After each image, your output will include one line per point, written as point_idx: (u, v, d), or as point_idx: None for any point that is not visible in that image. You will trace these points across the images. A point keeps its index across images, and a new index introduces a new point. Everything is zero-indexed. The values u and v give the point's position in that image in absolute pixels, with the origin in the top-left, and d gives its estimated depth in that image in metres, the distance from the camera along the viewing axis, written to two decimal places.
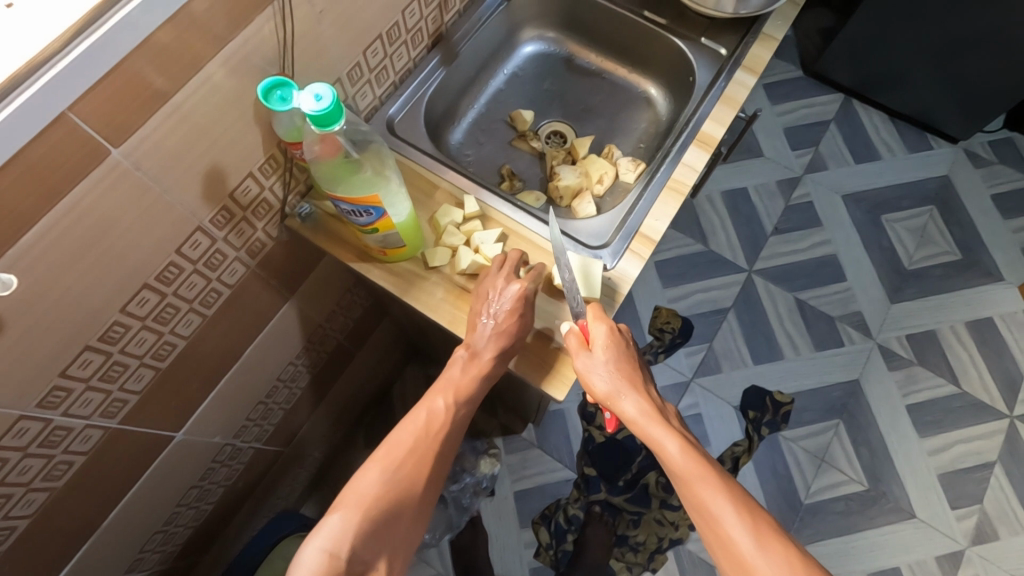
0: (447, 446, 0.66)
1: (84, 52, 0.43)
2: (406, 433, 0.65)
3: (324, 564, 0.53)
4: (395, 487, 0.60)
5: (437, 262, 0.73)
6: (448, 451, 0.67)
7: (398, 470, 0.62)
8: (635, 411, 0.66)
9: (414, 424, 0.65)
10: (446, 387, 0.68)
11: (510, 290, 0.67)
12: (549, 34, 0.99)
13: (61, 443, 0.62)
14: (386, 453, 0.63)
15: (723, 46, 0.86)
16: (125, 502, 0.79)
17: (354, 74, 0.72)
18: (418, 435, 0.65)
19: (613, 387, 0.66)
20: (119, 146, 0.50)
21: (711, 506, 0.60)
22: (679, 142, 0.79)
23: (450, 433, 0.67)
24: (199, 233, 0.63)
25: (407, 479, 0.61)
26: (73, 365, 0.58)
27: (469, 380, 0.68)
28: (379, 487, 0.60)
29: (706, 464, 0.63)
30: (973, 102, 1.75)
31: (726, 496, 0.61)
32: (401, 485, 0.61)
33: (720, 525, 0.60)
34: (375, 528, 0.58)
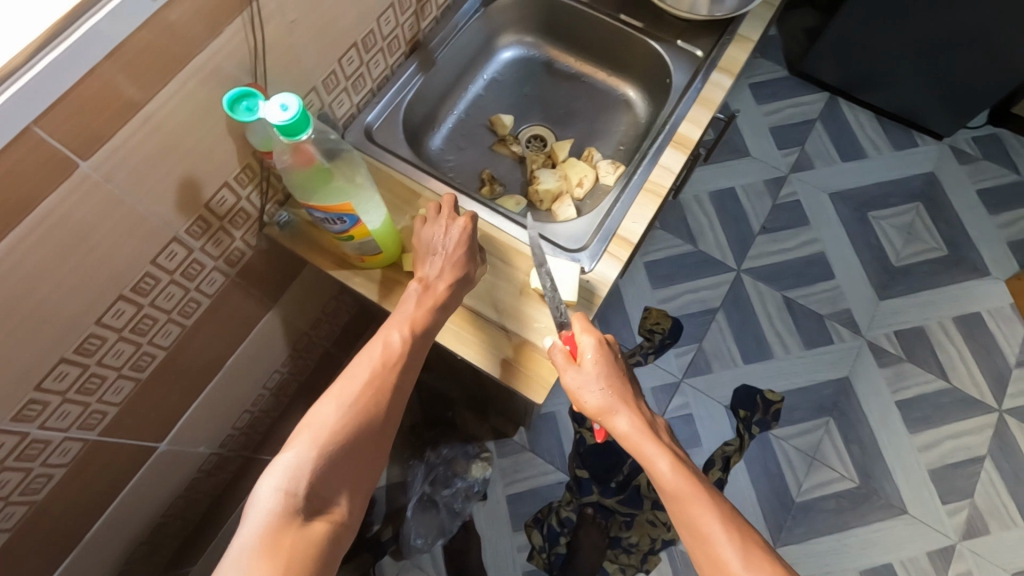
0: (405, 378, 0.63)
1: (49, 65, 0.43)
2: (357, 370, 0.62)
3: (282, 503, 0.51)
4: (349, 422, 0.58)
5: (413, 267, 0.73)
6: (406, 384, 0.63)
7: (354, 404, 0.59)
8: (630, 427, 0.64)
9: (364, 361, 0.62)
10: (402, 320, 0.65)
11: (459, 227, 0.69)
12: (528, 39, 1.00)
13: (39, 456, 0.62)
14: (341, 389, 0.60)
15: (699, 48, 0.86)
16: (108, 513, 0.79)
17: (329, 82, 0.73)
18: (371, 369, 0.62)
19: (608, 402, 0.65)
20: (89, 159, 0.50)
21: (706, 528, 0.60)
22: (656, 144, 0.79)
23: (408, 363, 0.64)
24: (175, 244, 0.64)
25: (361, 413, 0.59)
26: (49, 378, 0.58)
27: (427, 310, 0.66)
28: (332, 422, 0.57)
29: (698, 483, 0.62)
30: (956, 99, 1.76)
31: (720, 518, 0.60)
32: (355, 419, 0.58)
33: (715, 548, 0.59)
34: (331, 464, 0.55)
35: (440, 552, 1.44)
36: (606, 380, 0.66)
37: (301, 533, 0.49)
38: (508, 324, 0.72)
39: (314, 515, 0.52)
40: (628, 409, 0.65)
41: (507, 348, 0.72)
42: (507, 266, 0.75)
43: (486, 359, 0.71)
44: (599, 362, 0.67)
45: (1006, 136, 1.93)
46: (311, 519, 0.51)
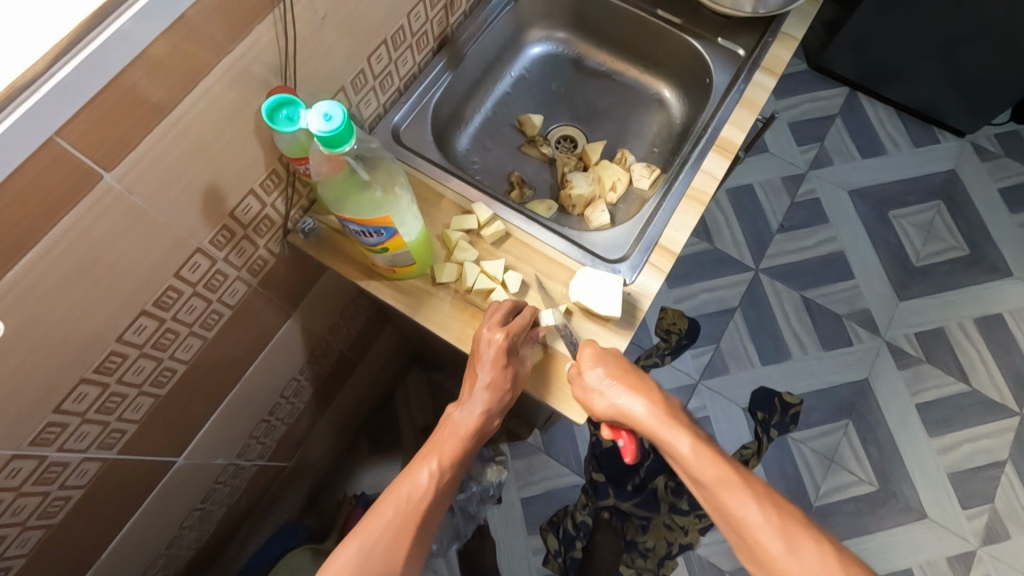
0: (436, 517, 0.59)
1: (72, 72, 0.40)
2: (397, 502, 0.57)
3: None
4: (380, 565, 0.53)
5: (445, 280, 0.69)
6: (435, 521, 0.59)
7: (382, 545, 0.54)
8: (651, 419, 0.62)
9: (405, 496, 0.58)
10: (433, 451, 0.61)
11: (495, 339, 0.63)
12: (558, 34, 0.95)
13: (57, 479, 0.59)
14: (366, 530, 0.56)
15: (740, 47, 0.83)
16: (125, 530, 0.76)
17: (358, 82, 0.69)
18: (414, 501, 0.57)
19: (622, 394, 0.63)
20: (113, 170, 0.46)
21: (755, 526, 0.55)
22: (698, 149, 0.76)
23: (440, 500, 0.59)
24: (198, 256, 0.60)
25: (389, 554, 0.54)
26: (68, 400, 0.54)
27: (467, 438, 0.62)
28: (360, 567, 0.53)
29: (728, 465, 0.59)
30: (980, 95, 1.72)
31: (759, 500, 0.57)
32: (388, 562, 0.53)
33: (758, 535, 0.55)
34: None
35: (454, 556, 1.42)
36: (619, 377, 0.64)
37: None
38: (552, 338, 0.68)
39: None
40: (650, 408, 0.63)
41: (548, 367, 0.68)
42: (546, 276, 0.71)
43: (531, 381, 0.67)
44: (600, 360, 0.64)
45: None
46: None
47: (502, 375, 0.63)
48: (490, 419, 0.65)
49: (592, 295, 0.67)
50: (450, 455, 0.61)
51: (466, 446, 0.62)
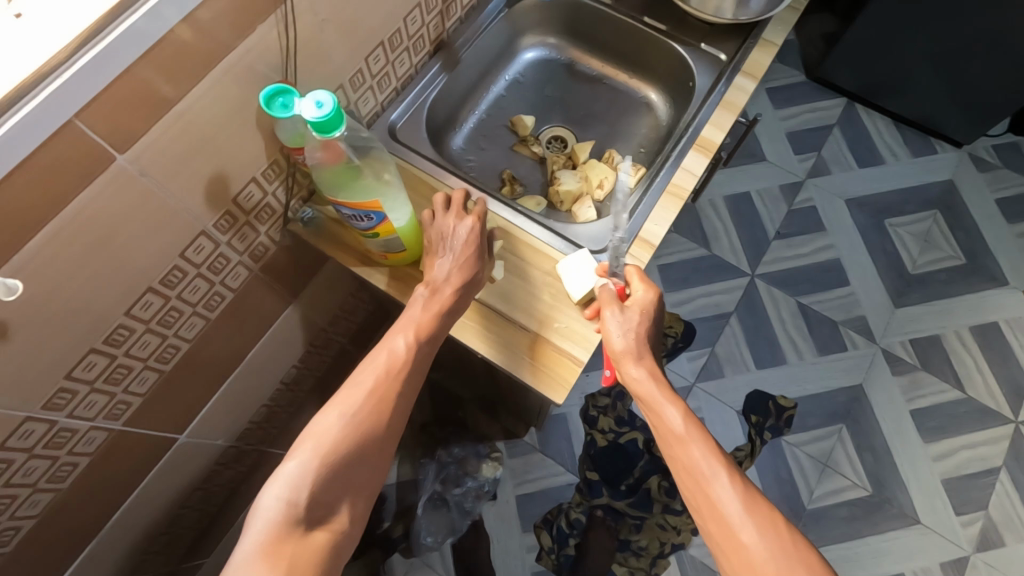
0: (410, 386, 0.63)
1: (91, 61, 0.44)
2: (366, 376, 0.61)
3: (283, 514, 0.52)
4: (357, 427, 0.58)
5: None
6: (413, 387, 0.64)
7: (357, 416, 0.59)
8: (655, 380, 0.66)
9: (374, 369, 0.62)
10: (407, 324, 0.64)
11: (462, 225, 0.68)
12: (550, 40, 1.00)
13: (66, 444, 0.63)
14: (346, 397, 0.60)
15: (723, 52, 0.86)
16: (129, 502, 0.80)
17: (356, 81, 0.73)
18: (386, 370, 0.62)
19: (634, 350, 0.66)
20: (125, 153, 0.51)
21: (728, 504, 0.60)
22: (678, 147, 0.79)
23: (412, 371, 0.63)
24: (202, 238, 0.64)
25: (370, 418, 0.59)
26: (78, 368, 0.59)
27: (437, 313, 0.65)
28: (341, 432, 0.57)
29: (707, 436, 0.64)
30: (976, 106, 1.74)
31: (719, 462, 0.62)
32: (363, 427, 0.58)
33: (712, 488, 0.61)
34: (335, 479, 0.56)
35: (449, 551, 1.44)
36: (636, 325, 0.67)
37: (301, 545, 0.51)
38: (527, 319, 0.72)
39: (315, 524, 0.53)
40: (639, 356, 0.66)
41: (520, 345, 0.71)
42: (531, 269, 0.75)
43: (497, 353, 0.71)
44: (638, 310, 0.68)
45: None
46: (312, 530, 0.53)
47: (467, 250, 0.67)
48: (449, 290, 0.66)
49: (569, 278, 0.72)
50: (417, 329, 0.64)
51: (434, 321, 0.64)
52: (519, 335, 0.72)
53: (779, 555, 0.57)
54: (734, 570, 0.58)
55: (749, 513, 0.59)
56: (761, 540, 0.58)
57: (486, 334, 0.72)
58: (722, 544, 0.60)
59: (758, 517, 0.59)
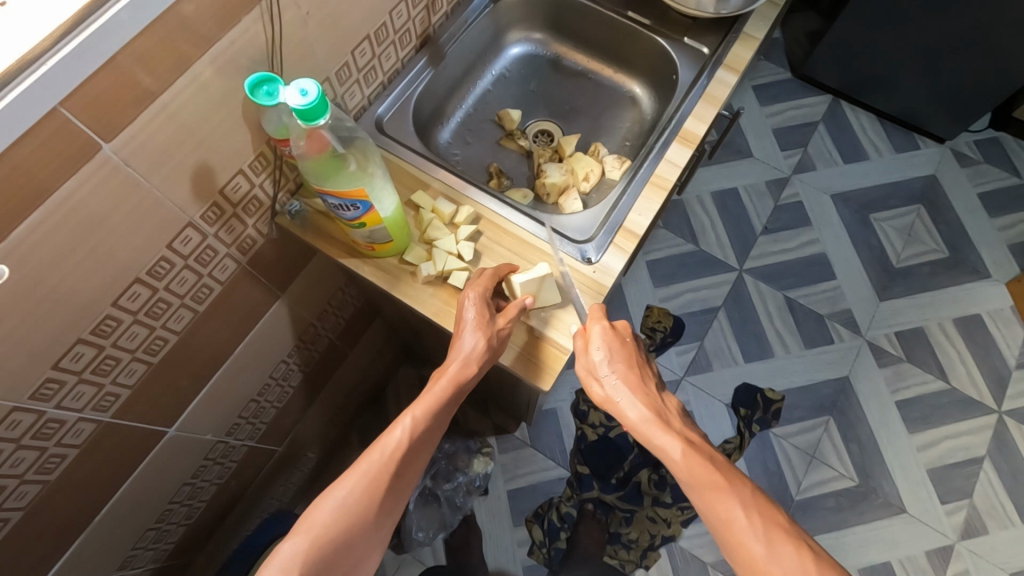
0: (412, 468, 0.63)
1: (75, 49, 0.45)
2: (370, 457, 0.61)
3: None
4: (356, 512, 0.58)
5: (426, 274, 0.71)
6: (414, 468, 0.64)
7: (356, 500, 0.59)
8: (646, 421, 0.66)
9: (381, 451, 0.62)
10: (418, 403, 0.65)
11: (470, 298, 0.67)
12: (536, 36, 1.01)
13: (54, 436, 0.63)
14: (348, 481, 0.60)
15: (705, 46, 0.88)
16: (118, 496, 0.80)
17: (342, 74, 0.74)
18: (393, 449, 0.62)
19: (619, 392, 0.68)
20: (111, 142, 0.51)
21: (743, 534, 0.59)
22: (662, 139, 0.80)
23: (416, 452, 0.63)
24: (190, 230, 0.65)
25: (364, 505, 0.59)
26: (66, 358, 0.59)
27: (443, 390, 0.65)
28: (336, 517, 0.57)
29: (711, 466, 0.63)
30: (957, 101, 1.77)
31: (726, 490, 0.61)
32: (359, 511, 0.58)
33: (722, 518, 0.61)
34: (331, 562, 0.56)
35: (441, 546, 1.45)
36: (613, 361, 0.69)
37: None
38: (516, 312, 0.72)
39: None
40: (630, 399, 0.67)
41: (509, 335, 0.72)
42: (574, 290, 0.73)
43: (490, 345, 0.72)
44: (607, 352, 0.69)
45: (1007, 140, 1.94)
46: None
47: (480, 323, 0.66)
48: (467, 367, 0.65)
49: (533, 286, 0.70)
50: (423, 410, 0.64)
51: (443, 396, 0.65)
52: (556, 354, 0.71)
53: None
54: None
55: (761, 537, 0.58)
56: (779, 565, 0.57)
57: (524, 360, 0.71)
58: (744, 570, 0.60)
59: (772, 538, 0.58)
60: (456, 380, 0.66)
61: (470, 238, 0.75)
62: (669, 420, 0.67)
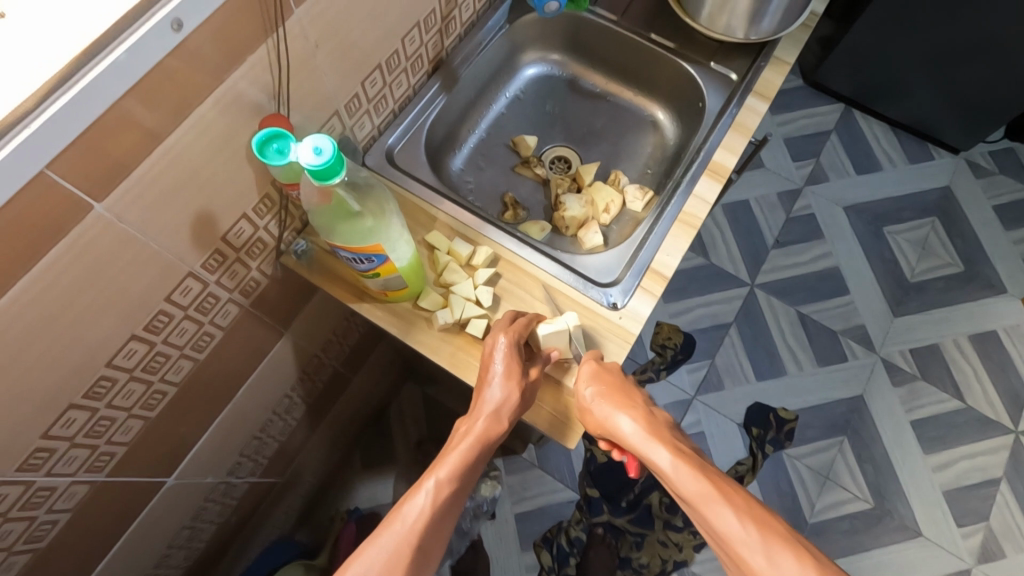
0: (437, 544, 0.54)
1: (68, 104, 0.40)
2: (391, 529, 0.52)
3: None
4: None
5: (442, 322, 0.67)
6: (440, 541, 0.55)
7: None
8: (638, 436, 0.60)
9: (402, 521, 0.53)
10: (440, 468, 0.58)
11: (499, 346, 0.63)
12: (553, 56, 0.96)
13: (44, 503, 0.59)
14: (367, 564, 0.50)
15: (733, 71, 0.83)
16: (113, 551, 0.75)
17: (352, 106, 0.69)
18: (418, 518, 0.53)
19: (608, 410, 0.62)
20: (103, 200, 0.47)
21: (741, 544, 0.51)
22: (689, 173, 0.76)
23: (441, 523, 0.55)
24: (190, 280, 0.60)
25: None
26: (56, 426, 0.54)
27: (470, 450, 0.59)
28: None
29: (706, 476, 0.56)
30: (975, 112, 1.73)
31: (718, 494, 0.54)
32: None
33: (717, 528, 0.53)
34: None
35: (447, 572, 1.41)
36: (590, 375, 0.64)
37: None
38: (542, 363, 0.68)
39: None
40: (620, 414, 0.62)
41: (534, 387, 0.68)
42: (603, 338, 0.69)
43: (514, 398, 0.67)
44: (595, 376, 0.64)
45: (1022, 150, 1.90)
46: None
47: (510, 375, 0.62)
48: (497, 424, 0.61)
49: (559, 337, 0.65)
50: (448, 471, 0.57)
51: (469, 457, 0.59)
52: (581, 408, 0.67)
53: None
54: None
55: (760, 543, 0.50)
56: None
57: (549, 413, 0.67)
58: None
59: (771, 544, 0.50)
60: (482, 438, 0.60)
61: (489, 281, 0.70)
62: (663, 435, 0.61)
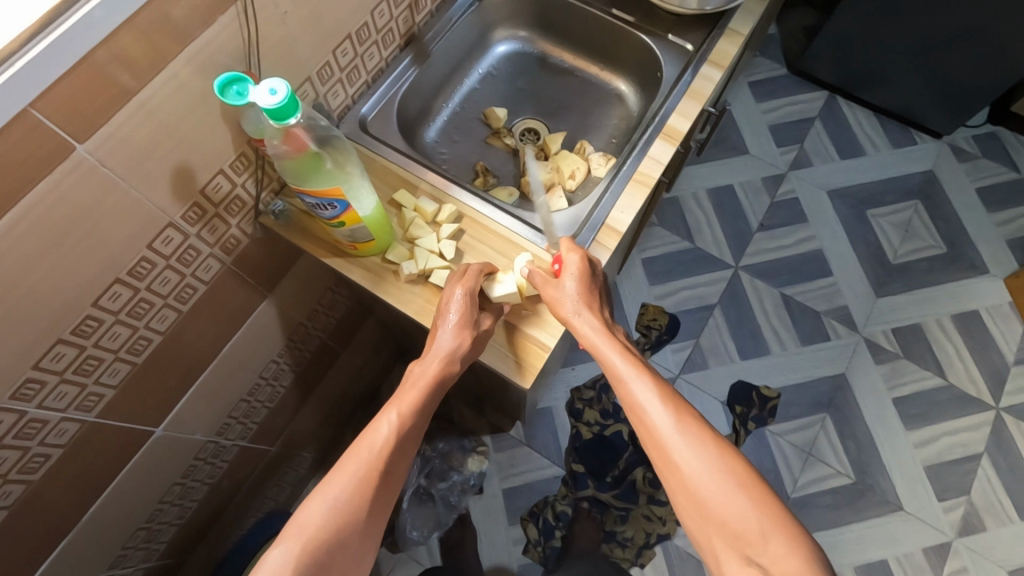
0: (400, 467, 0.62)
1: (44, 50, 0.45)
2: (358, 456, 0.59)
3: None
4: (346, 514, 0.56)
5: (408, 273, 0.72)
6: (401, 467, 0.62)
7: (345, 500, 0.57)
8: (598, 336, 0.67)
9: (367, 449, 0.60)
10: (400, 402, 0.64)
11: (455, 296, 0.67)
12: (522, 33, 1.01)
13: (36, 435, 0.64)
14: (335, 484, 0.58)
15: (690, 42, 0.87)
16: (105, 496, 0.80)
17: (324, 73, 0.74)
18: (381, 446, 0.60)
19: (580, 310, 0.68)
20: (85, 143, 0.52)
21: (667, 434, 0.60)
22: (645, 136, 0.80)
23: (402, 449, 0.62)
24: (171, 230, 0.65)
25: (353, 506, 0.57)
26: (46, 358, 0.59)
27: (426, 388, 0.65)
28: (326, 518, 0.55)
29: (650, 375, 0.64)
30: (955, 95, 1.75)
31: (661, 394, 0.63)
32: (353, 510, 0.56)
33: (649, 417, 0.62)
34: (322, 565, 0.54)
35: (436, 544, 1.45)
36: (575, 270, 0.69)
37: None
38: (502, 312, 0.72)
39: None
40: (589, 314, 0.68)
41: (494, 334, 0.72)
42: None
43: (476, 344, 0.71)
44: (577, 278, 0.69)
45: (1005, 134, 1.93)
46: None
47: (463, 323, 0.67)
48: (450, 365, 0.66)
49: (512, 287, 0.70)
50: (407, 407, 0.64)
51: (426, 394, 0.65)
52: (536, 352, 0.71)
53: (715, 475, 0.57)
54: (675, 491, 0.59)
55: (687, 439, 0.60)
56: (701, 466, 0.58)
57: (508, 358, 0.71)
58: (666, 471, 0.60)
59: (694, 438, 0.60)
60: (438, 377, 0.66)
61: (452, 236, 0.75)
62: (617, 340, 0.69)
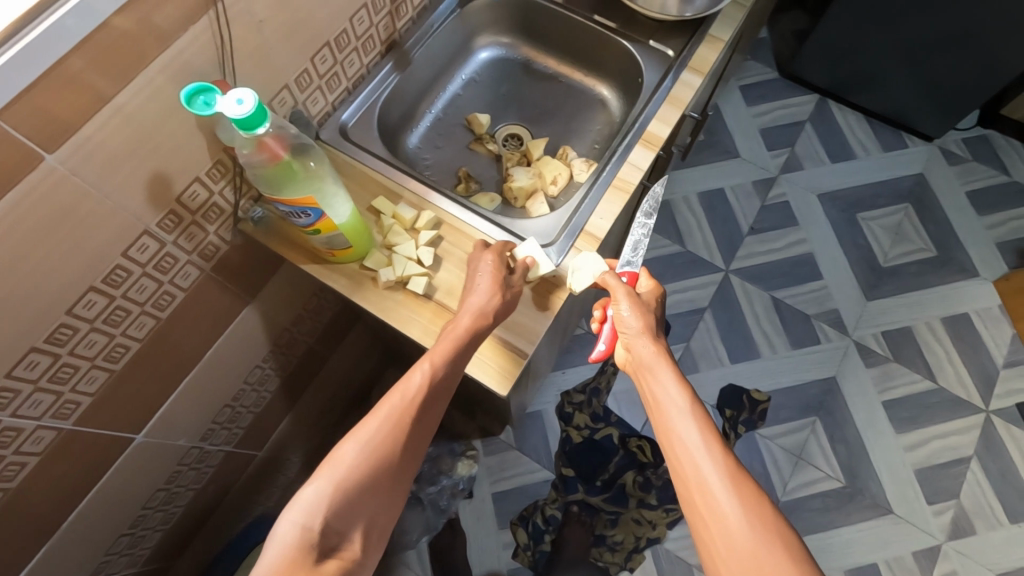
0: (433, 414, 0.60)
1: (10, 60, 0.44)
2: (391, 399, 0.58)
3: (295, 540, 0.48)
4: (383, 449, 0.54)
5: (385, 280, 0.72)
6: (435, 417, 0.60)
7: (384, 435, 0.55)
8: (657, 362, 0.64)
9: (400, 393, 0.59)
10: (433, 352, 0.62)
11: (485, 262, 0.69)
12: (505, 40, 1.01)
13: (12, 443, 0.64)
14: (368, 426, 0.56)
15: (670, 48, 0.88)
16: (85, 502, 0.80)
17: (302, 80, 0.74)
18: (415, 390, 0.59)
19: (640, 331, 0.66)
20: (55, 152, 0.52)
21: (711, 484, 0.55)
22: (625, 142, 0.81)
23: (434, 396, 0.60)
24: (146, 238, 0.65)
25: (388, 444, 0.55)
26: (19, 367, 0.59)
27: (461, 336, 0.63)
28: (365, 454, 0.54)
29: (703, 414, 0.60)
30: (945, 98, 1.76)
31: (709, 436, 0.58)
32: (389, 446, 0.55)
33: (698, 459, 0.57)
34: (359, 497, 0.52)
35: (425, 549, 1.45)
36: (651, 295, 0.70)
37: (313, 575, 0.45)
38: None
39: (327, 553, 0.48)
40: (651, 336, 0.66)
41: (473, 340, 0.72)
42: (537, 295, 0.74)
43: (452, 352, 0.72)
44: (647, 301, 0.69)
45: (995, 137, 1.93)
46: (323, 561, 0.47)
47: (495, 282, 0.67)
48: (480, 319, 0.65)
49: None
50: (441, 355, 0.62)
51: (458, 344, 0.63)
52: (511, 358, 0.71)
53: (758, 531, 0.52)
54: (710, 545, 0.54)
55: (733, 490, 0.55)
56: (743, 520, 0.53)
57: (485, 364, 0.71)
58: (703, 522, 0.55)
59: (741, 492, 0.55)
60: (473, 329, 0.64)
61: (430, 242, 0.75)
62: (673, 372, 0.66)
